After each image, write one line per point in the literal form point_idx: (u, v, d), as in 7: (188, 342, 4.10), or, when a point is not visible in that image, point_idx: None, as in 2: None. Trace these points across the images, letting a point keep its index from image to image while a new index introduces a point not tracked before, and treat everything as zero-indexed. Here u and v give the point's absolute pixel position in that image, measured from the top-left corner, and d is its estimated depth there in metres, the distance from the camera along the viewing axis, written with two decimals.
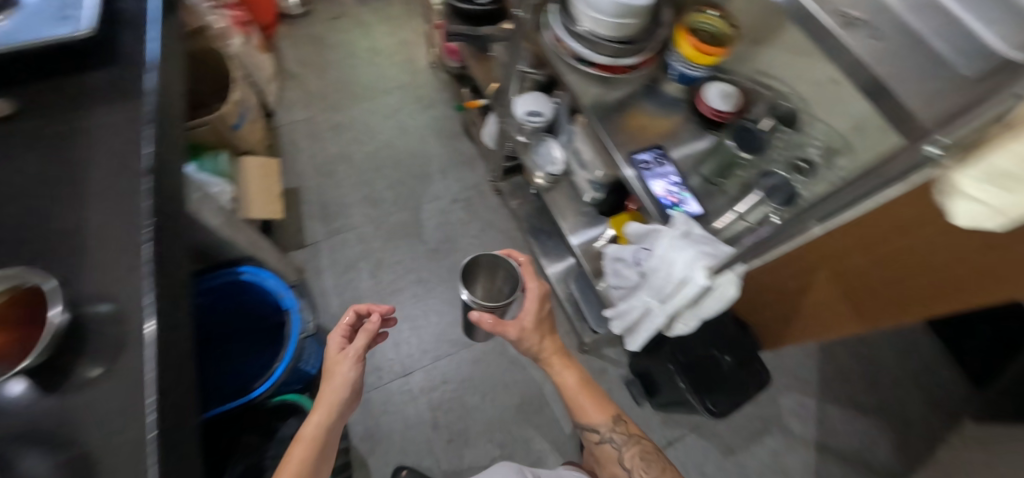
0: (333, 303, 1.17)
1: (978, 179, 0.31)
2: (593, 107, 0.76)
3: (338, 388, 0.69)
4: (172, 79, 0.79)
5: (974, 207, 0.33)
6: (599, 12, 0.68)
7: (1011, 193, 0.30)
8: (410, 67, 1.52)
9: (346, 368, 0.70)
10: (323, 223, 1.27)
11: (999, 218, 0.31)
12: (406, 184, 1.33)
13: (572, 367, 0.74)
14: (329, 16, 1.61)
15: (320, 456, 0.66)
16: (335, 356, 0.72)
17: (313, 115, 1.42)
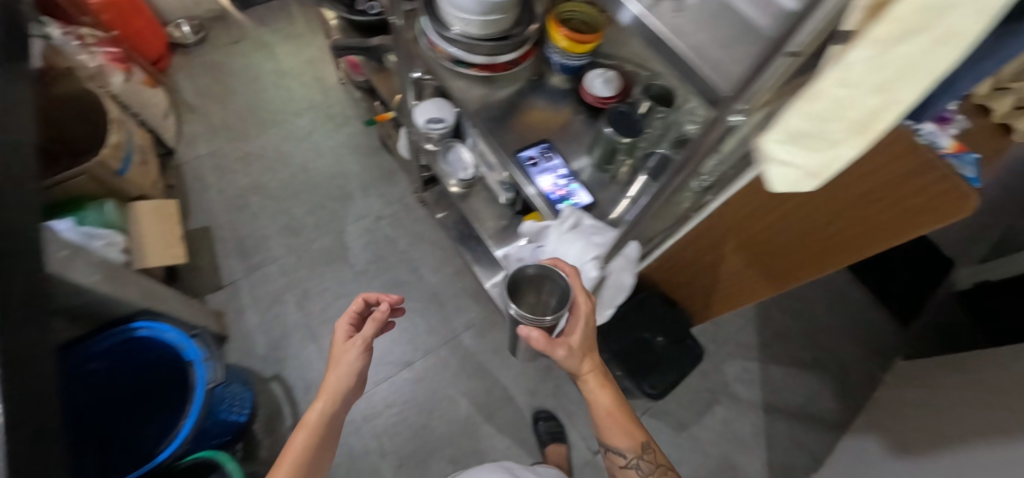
0: (260, 342, 1.11)
1: (783, 143, 0.30)
2: (479, 110, 0.75)
3: (342, 376, 0.67)
4: (18, 132, 0.72)
5: (787, 172, 0.32)
6: (464, 12, 0.66)
7: (817, 152, 0.29)
8: (319, 86, 1.47)
9: (351, 357, 0.67)
10: (241, 260, 1.20)
11: (812, 180, 0.31)
12: (327, 207, 1.28)
13: (606, 383, 0.59)
14: (227, 41, 1.53)
15: (318, 449, 0.64)
16: (341, 345, 0.70)
17: (219, 147, 1.34)
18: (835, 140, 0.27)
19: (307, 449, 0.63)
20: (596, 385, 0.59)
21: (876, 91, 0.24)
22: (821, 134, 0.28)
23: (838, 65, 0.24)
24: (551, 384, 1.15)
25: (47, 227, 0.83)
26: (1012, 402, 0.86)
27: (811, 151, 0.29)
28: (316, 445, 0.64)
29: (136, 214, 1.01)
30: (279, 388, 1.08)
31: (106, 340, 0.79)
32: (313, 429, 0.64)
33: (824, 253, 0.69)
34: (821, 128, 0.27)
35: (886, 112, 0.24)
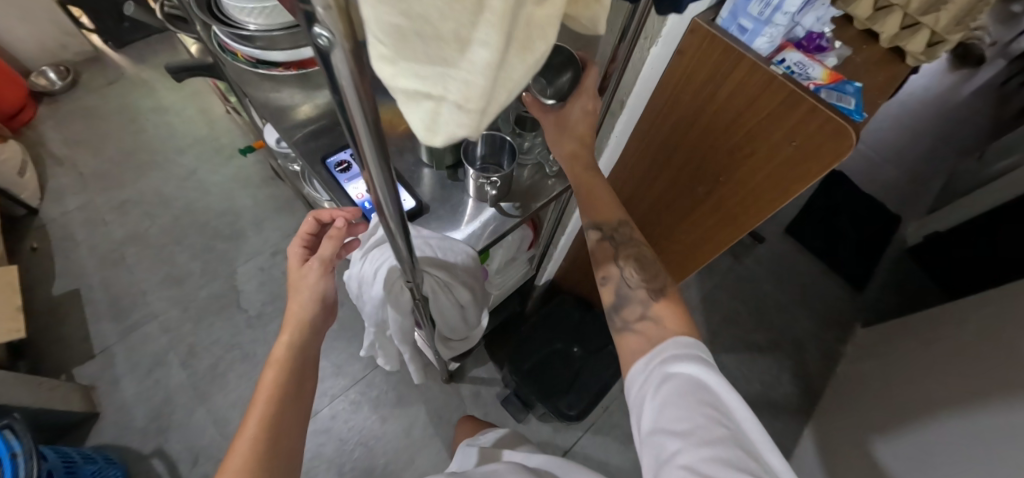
0: (138, 414, 0.97)
1: (395, 60, 0.16)
2: (297, 115, 0.64)
3: (309, 304, 0.43)
4: None
5: (434, 113, 0.18)
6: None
7: (446, 61, 0.16)
8: (204, 118, 1.34)
9: (313, 283, 0.43)
10: (115, 322, 1.06)
11: (470, 116, 0.18)
12: (214, 249, 1.15)
13: (587, 160, 0.47)
14: (101, 83, 1.39)
15: (294, 399, 0.42)
16: (298, 271, 0.44)
17: (91, 199, 1.20)
18: (455, 30, 0.15)
19: (281, 394, 0.41)
20: (581, 169, 0.47)
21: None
22: (427, 23, 0.15)
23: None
24: (480, 413, 1.02)
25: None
26: (971, 364, 0.76)
27: (437, 64, 0.16)
28: (292, 390, 0.42)
29: None
30: (162, 466, 0.93)
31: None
32: (288, 364, 0.43)
33: (704, 235, 0.60)
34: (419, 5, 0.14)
35: None
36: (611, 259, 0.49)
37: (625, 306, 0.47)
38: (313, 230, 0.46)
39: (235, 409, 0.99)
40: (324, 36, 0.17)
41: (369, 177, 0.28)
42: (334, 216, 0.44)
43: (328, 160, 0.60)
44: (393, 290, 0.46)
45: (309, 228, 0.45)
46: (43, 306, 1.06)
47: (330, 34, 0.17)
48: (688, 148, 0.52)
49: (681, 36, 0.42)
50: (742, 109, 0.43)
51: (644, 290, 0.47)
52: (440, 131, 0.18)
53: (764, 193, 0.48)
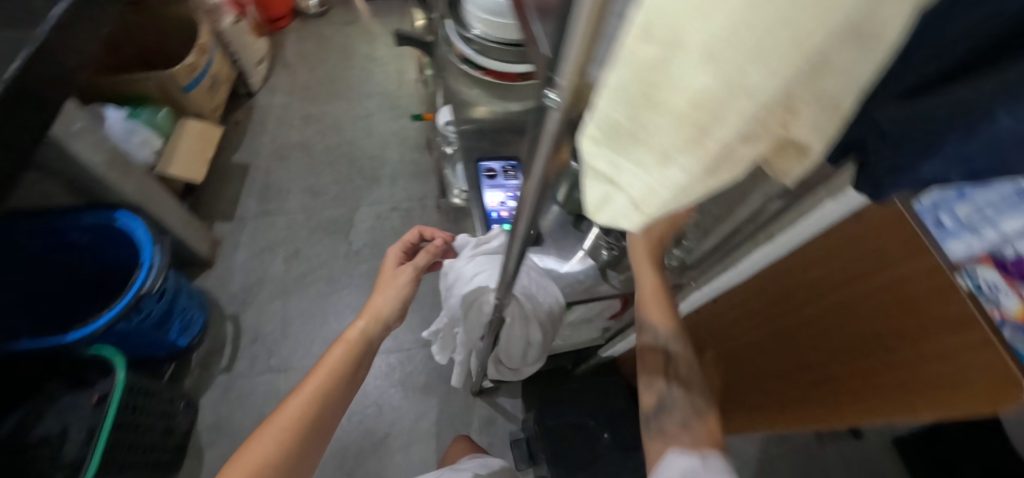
0: (236, 280, 1.15)
1: (596, 145, 0.20)
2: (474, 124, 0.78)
3: (390, 298, 0.58)
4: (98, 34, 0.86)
5: (609, 197, 0.21)
6: (484, 12, 0.65)
7: (636, 165, 0.19)
8: (398, 77, 1.56)
9: (401, 283, 0.59)
10: (259, 202, 1.27)
11: (637, 216, 0.21)
12: (352, 182, 1.33)
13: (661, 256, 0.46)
14: (342, 21, 1.70)
15: (349, 377, 0.55)
16: (392, 271, 0.60)
17: (291, 103, 1.46)
18: (661, 148, 0.18)
19: (342, 367, 0.54)
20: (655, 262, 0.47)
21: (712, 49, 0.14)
22: (641, 132, 0.18)
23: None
24: (484, 440, 1.02)
25: (100, 114, 0.98)
26: None
27: (633, 166, 0.20)
28: (353, 365, 0.55)
29: (181, 129, 1.14)
30: (231, 330, 1.10)
31: (88, 218, 0.88)
32: (355, 345, 0.56)
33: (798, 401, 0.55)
34: (645, 124, 0.18)
35: (718, 110, 0.16)
36: (653, 340, 0.51)
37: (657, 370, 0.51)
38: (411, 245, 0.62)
39: (302, 317, 1.13)
40: (553, 99, 0.21)
41: (522, 207, 0.32)
42: (433, 238, 0.63)
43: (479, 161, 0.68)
44: (483, 299, 0.50)
45: (411, 237, 0.63)
46: (221, 165, 1.31)
47: (558, 101, 0.21)
48: (804, 288, 0.49)
49: (868, 207, 0.38)
50: (898, 310, 0.40)
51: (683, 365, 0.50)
52: (608, 210, 0.22)
53: (888, 402, 0.43)
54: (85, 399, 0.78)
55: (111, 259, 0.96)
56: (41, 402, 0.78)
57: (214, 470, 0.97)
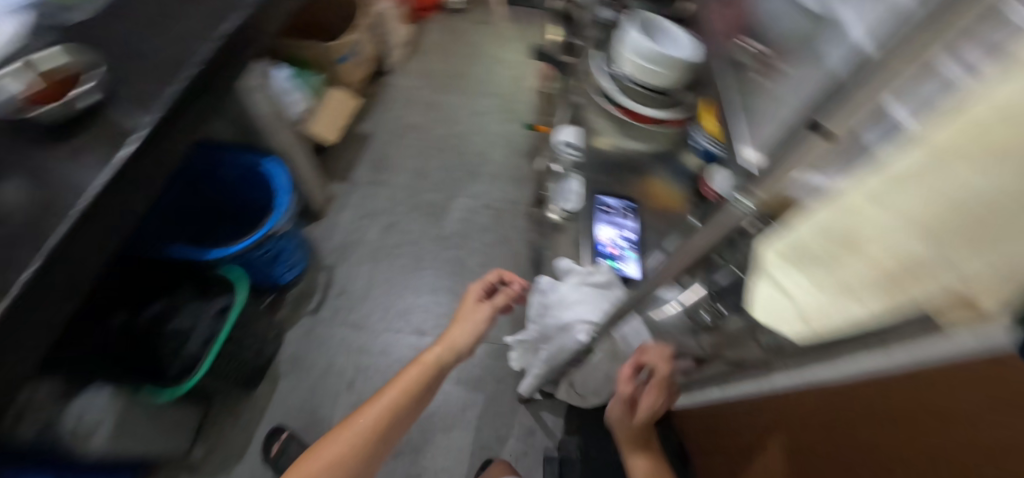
0: (337, 236, 1.29)
1: (781, 259, 0.27)
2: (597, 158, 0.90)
3: (467, 332, 0.80)
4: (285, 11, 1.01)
5: (776, 299, 0.28)
6: (634, 57, 0.75)
7: (814, 287, 0.25)
8: (518, 82, 1.63)
9: (477, 319, 0.82)
10: (371, 171, 1.40)
11: (798, 323, 0.27)
12: (454, 173, 1.42)
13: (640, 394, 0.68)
14: (479, 19, 1.80)
15: (423, 390, 0.73)
16: (471, 309, 0.82)
17: (418, 87, 1.59)
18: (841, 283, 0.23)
19: (421, 382, 0.73)
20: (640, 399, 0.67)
21: (898, 225, 0.19)
22: (824, 267, 0.24)
23: (879, 175, 0.20)
24: (520, 447, 1.06)
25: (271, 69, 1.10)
26: None
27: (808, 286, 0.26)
28: (430, 380, 0.74)
29: (327, 96, 1.28)
30: (323, 278, 1.23)
31: (242, 158, 1.03)
32: (430, 367, 0.74)
33: None
34: (835, 257, 0.23)
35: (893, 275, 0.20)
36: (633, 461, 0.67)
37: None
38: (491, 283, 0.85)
39: (384, 284, 1.23)
40: (748, 210, 0.34)
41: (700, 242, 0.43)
42: (510, 281, 0.86)
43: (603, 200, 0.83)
44: (575, 328, 0.65)
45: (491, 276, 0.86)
46: (348, 132, 1.46)
47: (751, 211, 0.33)
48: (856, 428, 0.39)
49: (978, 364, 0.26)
50: None
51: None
52: (773, 310, 0.28)
53: None
54: (208, 308, 0.92)
55: (247, 194, 1.10)
56: (174, 300, 0.91)
57: (286, 397, 1.10)
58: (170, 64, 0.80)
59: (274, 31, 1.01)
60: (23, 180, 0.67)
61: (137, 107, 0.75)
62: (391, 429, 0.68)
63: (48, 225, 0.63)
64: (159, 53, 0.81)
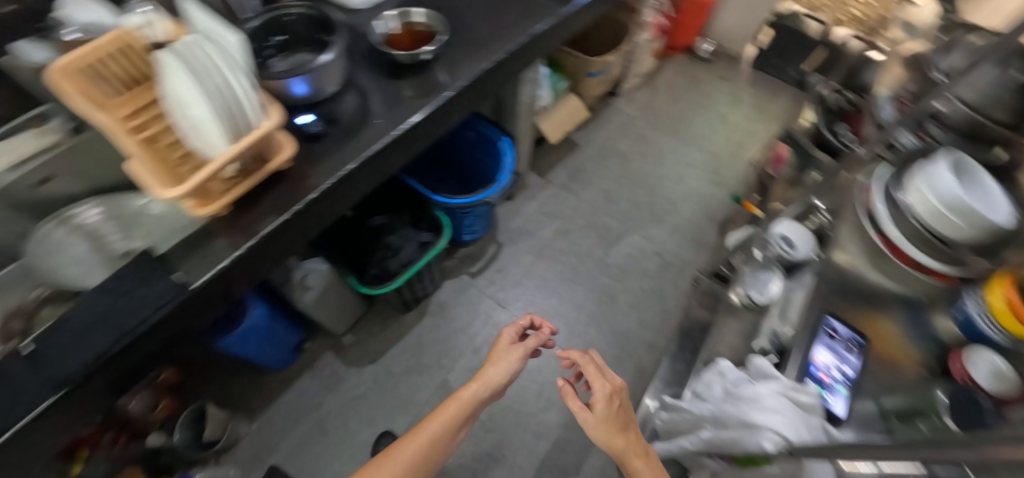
0: (517, 221, 1.42)
1: None
2: (828, 275, 0.81)
3: (502, 371, 0.92)
4: (575, 27, 1.13)
5: None
6: (933, 189, 0.69)
7: None
8: (734, 149, 1.59)
9: (512, 359, 0.94)
10: (566, 178, 1.50)
11: None
12: (637, 212, 1.46)
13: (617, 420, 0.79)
14: (720, 73, 1.77)
15: (458, 422, 0.86)
16: (506, 349, 0.96)
17: (636, 118, 1.64)
18: None
19: (456, 417, 0.86)
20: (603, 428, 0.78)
21: None
22: None
23: None
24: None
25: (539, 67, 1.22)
26: None
27: None
28: (467, 412, 0.88)
29: (566, 100, 1.39)
30: (492, 250, 1.37)
31: (486, 128, 1.18)
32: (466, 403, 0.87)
33: None
34: None
35: None
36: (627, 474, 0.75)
37: None
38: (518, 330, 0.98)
39: (537, 281, 1.34)
40: None
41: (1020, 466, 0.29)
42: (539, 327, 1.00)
43: (829, 318, 0.74)
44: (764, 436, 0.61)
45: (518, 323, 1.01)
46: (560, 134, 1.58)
47: None
48: None
49: None
50: None
51: None
52: None
53: None
54: (417, 237, 1.10)
55: (474, 157, 1.26)
56: (395, 219, 1.10)
57: (425, 332, 1.27)
58: (489, 45, 0.95)
59: (564, 38, 1.13)
60: (361, 103, 0.88)
61: (450, 74, 0.92)
62: (431, 455, 0.82)
63: (368, 144, 0.82)
64: (479, 35, 0.97)
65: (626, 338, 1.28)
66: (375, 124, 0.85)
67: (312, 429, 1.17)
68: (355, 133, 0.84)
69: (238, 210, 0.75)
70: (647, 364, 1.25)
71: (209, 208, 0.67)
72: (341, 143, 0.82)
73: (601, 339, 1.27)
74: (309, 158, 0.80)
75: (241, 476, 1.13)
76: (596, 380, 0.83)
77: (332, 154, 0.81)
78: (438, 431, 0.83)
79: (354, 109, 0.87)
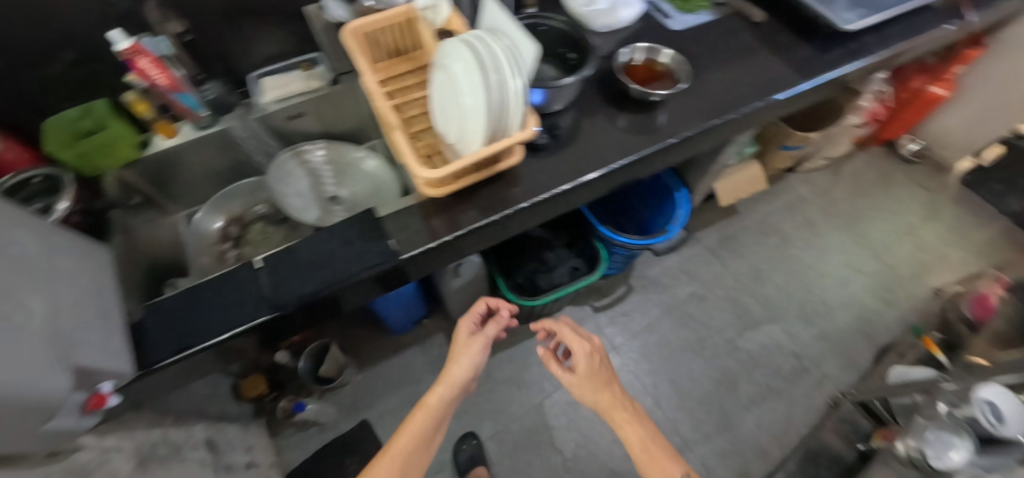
0: (653, 271, 1.38)
1: None
2: None
3: (466, 367, 0.87)
4: (800, 102, 1.05)
5: None
6: None
7: None
8: (916, 270, 1.40)
9: (475, 352, 0.88)
10: (716, 242, 1.43)
11: None
12: (785, 302, 1.34)
13: (605, 382, 0.83)
14: (919, 181, 1.57)
15: (435, 421, 0.84)
16: (467, 341, 0.90)
17: (808, 202, 1.51)
18: None
19: (430, 416, 0.83)
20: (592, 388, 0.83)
21: None
22: None
23: None
24: None
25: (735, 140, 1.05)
26: None
27: None
28: (440, 405, 0.85)
29: (746, 165, 1.29)
30: (619, 292, 1.35)
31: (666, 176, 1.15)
32: (439, 401, 0.84)
33: None
34: None
35: None
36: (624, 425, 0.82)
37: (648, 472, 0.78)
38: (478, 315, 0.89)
39: (658, 339, 1.29)
40: None
41: None
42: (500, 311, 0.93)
43: None
44: None
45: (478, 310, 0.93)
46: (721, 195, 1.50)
47: None
48: None
49: None
50: None
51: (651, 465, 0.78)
52: None
53: None
54: (570, 260, 1.10)
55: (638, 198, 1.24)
56: (553, 237, 1.11)
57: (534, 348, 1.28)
58: (719, 103, 0.92)
59: (786, 111, 1.06)
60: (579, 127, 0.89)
61: (672, 122, 0.89)
62: (419, 448, 0.81)
63: (581, 171, 0.83)
64: (709, 90, 0.94)
65: (737, 432, 1.18)
66: (589, 153, 0.85)
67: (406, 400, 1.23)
68: (570, 156, 0.85)
69: (459, 197, 0.79)
70: (754, 470, 1.14)
71: (436, 191, 0.72)
72: (555, 162, 0.84)
73: (710, 423, 1.19)
74: (530, 167, 0.82)
75: (338, 417, 1.22)
76: (574, 343, 0.84)
77: (546, 171, 0.82)
78: (415, 445, 0.80)
79: (574, 129, 0.89)
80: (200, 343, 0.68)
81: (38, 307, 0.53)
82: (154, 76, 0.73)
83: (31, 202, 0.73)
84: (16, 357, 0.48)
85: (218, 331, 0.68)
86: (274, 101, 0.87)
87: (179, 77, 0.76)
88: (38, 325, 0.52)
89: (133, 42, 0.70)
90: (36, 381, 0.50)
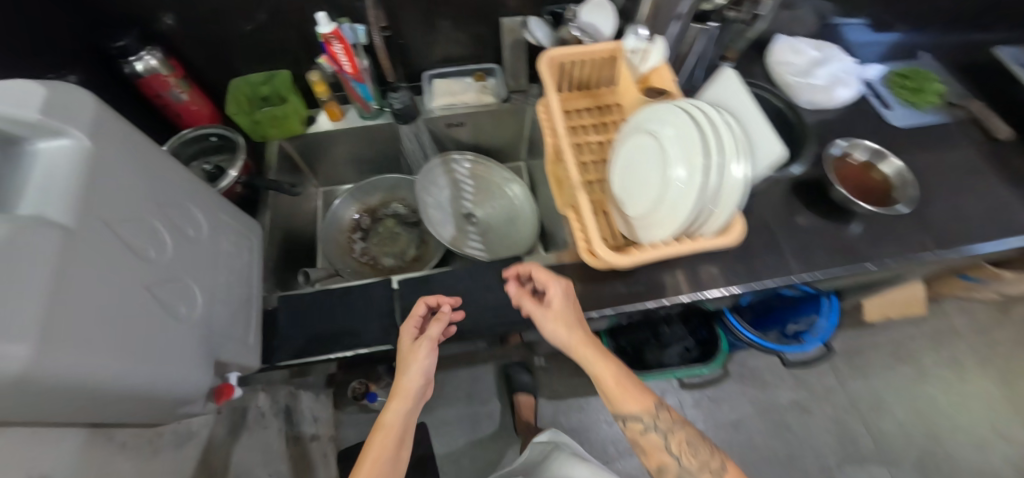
0: (756, 364, 1.25)
1: None
2: None
3: (417, 382, 0.58)
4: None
5: None
6: None
7: None
8: None
9: (422, 359, 0.59)
10: (836, 353, 1.27)
11: None
12: (903, 446, 1.17)
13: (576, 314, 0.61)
14: None
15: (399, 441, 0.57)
16: (410, 348, 0.60)
17: (960, 338, 1.29)
18: None
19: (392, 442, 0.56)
20: (560, 322, 0.60)
21: None
22: None
23: None
24: None
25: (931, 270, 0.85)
26: None
27: None
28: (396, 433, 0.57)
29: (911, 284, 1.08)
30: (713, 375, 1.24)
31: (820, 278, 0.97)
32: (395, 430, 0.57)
33: None
34: None
35: None
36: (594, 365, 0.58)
37: (629, 420, 0.57)
38: (423, 316, 0.64)
39: (744, 441, 1.17)
40: None
41: None
42: (439, 304, 0.65)
43: None
44: None
45: (420, 310, 0.63)
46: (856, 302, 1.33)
47: None
48: None
49: None
50: None
51: (638, 407, 0.57)
52: None
53: None
54: (684, 343, 1.01)
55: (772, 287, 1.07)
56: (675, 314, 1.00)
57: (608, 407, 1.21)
58: (939, 232, 0.75)
59: (1009, 253, 0.85)
60: (758, 218, 0.77)
61: (873, 239, 0.75)
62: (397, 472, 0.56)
63: (752, 273, 0.72)
64: (926, 212, 0.78)
65: None
66: (763, 253, 0.74)
67: (466, 417, 1.20)
68: (741, 251, 0.74)
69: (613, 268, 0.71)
70: None
71: (596, 261, 0.64)
72: (723, 254, 0.73)
73: None
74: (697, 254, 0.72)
75: None
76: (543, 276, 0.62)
77: (711, 264, 0.72)
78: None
79: (752, 221, 0.77)
80: (324, 352, 0.65)
81: (200, 298, 0.52)
82: (343, 63, 0.72)
83: (202, 157, 0.75)
84: (173, 354, 0.46)
85: (343, 345, 0.65)
86: (441, 107, 0.83)
87: (364, 68, 0.74)
88: (196, 318, 0.50)
89: (334, 28, 0.67)
90: (186, 378, 0.47)
